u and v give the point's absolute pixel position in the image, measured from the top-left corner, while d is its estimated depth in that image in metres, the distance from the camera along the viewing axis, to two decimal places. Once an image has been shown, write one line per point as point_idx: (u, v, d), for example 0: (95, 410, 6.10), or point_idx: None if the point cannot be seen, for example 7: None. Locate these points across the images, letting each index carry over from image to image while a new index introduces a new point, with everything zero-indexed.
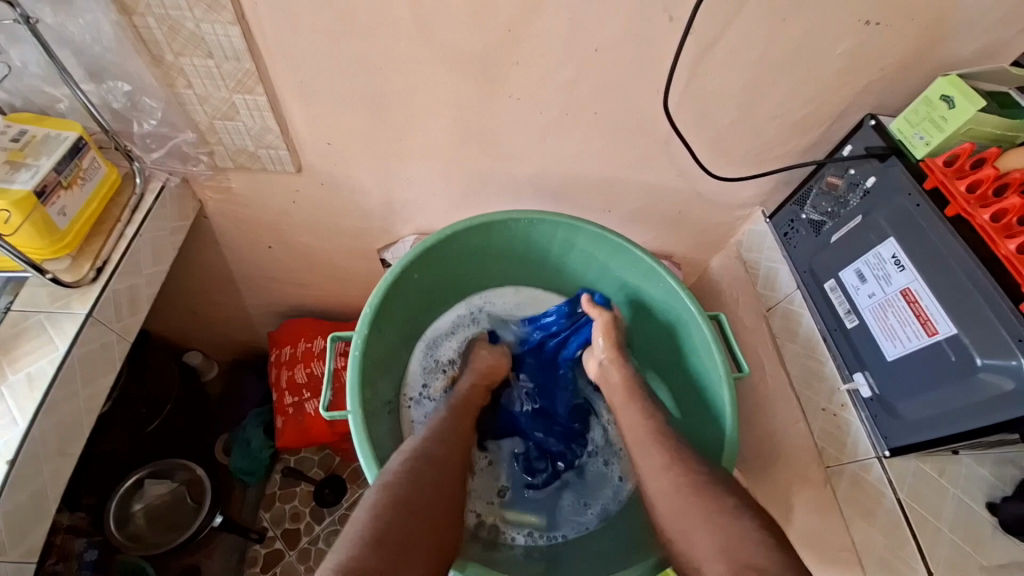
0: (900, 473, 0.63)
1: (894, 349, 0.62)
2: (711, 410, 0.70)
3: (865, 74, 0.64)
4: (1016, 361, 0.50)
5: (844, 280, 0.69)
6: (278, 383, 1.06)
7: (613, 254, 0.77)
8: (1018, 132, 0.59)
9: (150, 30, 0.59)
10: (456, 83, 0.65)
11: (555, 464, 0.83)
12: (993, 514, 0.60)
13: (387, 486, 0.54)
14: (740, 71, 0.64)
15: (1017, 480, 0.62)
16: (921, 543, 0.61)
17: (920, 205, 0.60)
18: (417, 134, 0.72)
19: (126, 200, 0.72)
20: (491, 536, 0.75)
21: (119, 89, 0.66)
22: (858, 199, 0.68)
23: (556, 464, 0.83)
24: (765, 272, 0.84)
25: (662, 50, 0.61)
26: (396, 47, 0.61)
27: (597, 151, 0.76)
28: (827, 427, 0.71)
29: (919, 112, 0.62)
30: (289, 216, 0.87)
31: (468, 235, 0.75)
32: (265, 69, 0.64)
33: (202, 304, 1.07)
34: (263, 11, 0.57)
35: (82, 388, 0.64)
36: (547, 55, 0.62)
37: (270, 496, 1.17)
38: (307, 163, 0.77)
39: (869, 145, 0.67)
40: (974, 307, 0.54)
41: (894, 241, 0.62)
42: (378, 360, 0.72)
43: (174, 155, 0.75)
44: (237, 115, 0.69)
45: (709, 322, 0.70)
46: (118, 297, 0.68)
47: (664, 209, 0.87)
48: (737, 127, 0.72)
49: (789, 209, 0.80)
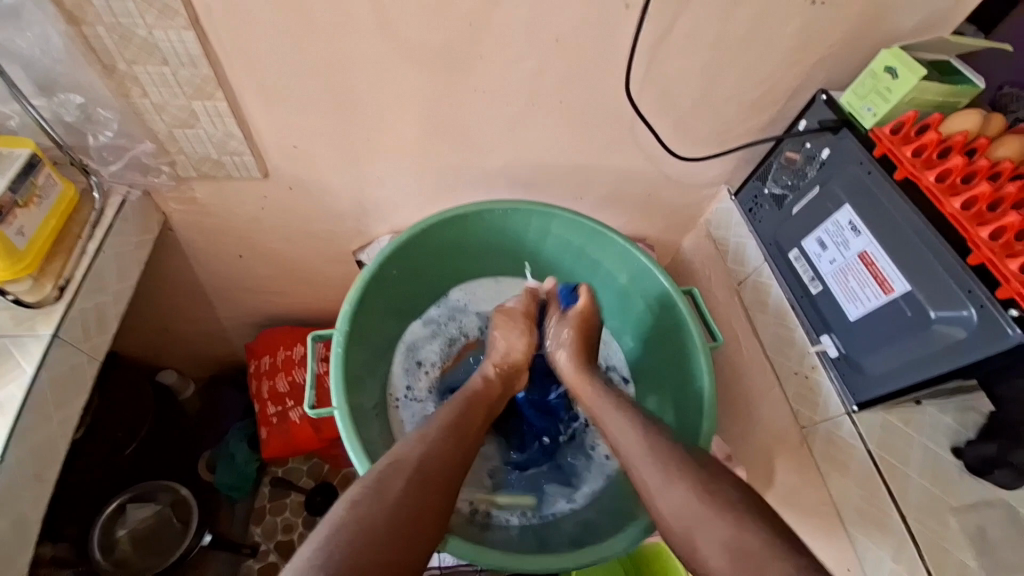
0: (869, 426, 0.66)
1: (856, 310, 0.66)
2: (690, 382, 0.72)
3: (814, 51, 0.67)
4: (966, 312, 0.53)
5: (807, 249, 0.72)
6: (259, 394, 1.04)
7: (588, 239, 0.79)
8: (959, 98, 0.62)
9: (100, 39, 0.57)
10: (421, 79, 0.65)
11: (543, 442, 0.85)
12: (959, 458, 0.64)
13: (378, 474, 0.55)
14: (698, 52, 0.66)
15: (977, 425, 0.66)
16: (893, 492, 0.64)
17: (871, 172, 0.63)
18: (385, 132, 0.72)
19: (85, 216, 0.69)
20: (486, 518, 0.75)
21: (71, 102, 0.64)
22: (815, 170, 0.71)
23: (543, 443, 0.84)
24: (734, 248, 0.87)
25: (621, 35, 0.63)
26: (357, 45, 0.61)
27: (565, 139, 0.77)
28: (801, 390, 0.74)
29: (866, 85, 0.65)
30: (259, 222, 0.85)
31: (444, 229, 0.75)
32: (224, 74, 0.63)
33: (174, 320, 1.04)
34: (218, 14, 0.56)
35: (54, 412, 0.62)
36: (509, 46, 0.63)
37: (259, 510, 1.15)
38: (273, 167, 0.76)
39: (822, 119, 0.70)
40: (926, 265, 0.57)
41: (849, 208, 0.65)
42: (362, 360, 0.72)
43: (134, 167, 0.73)
44: (197, 123, 0.68)
45: (684, 298, 0.73)
46: (84, 316, 0.66)
47: (634, 193, 0.89)
48: (699, 108, 0.74)
49: (752, 185, 0.83)
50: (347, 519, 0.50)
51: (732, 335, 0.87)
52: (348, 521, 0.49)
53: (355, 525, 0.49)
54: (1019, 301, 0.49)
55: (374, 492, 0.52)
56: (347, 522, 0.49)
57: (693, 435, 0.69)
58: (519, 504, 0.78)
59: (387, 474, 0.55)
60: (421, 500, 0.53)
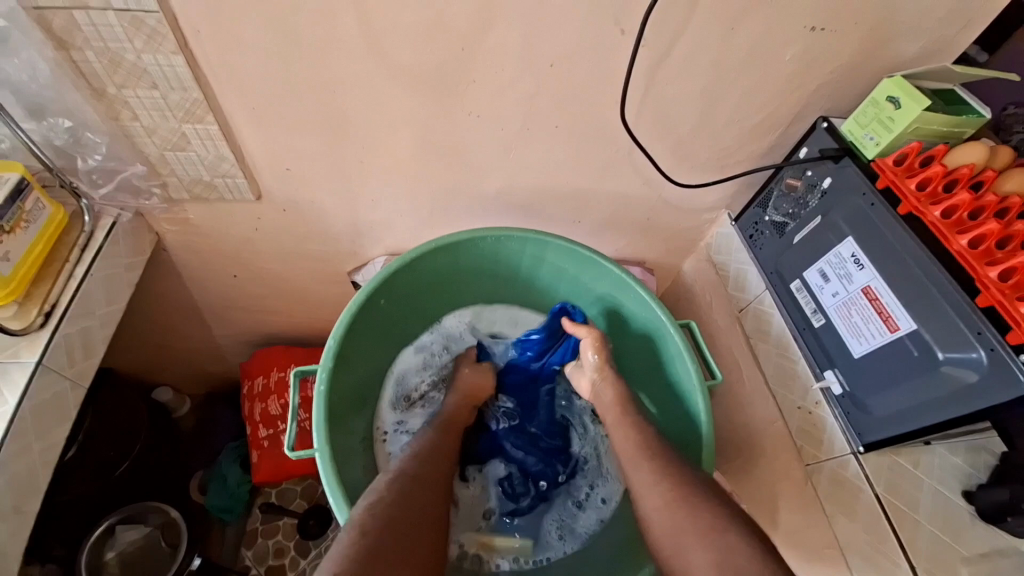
0: (876, 467, 0.64)
1: (860, 347, 0.63)
2: (688, 421, 0.70)
3: (815, 78, 0.66)
4: (976, 354, 0.51)
5: (809, 280, 0.70)
6: (250, 416, 1.02)
7: (583, 266, 0.77)
8: (965, 129, 0.60)
9: (90, 64, 0.57)
10: (413, 102, 0.65)
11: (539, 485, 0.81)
12: (971, 503, 0.61)
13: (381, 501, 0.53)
14: (695, 79, 0.65)
15: (990, 467, 0.63)
16: (901, 538, 0.61)
17: (875, 204, 0.61)
18: (378, 155, 0.71)
19: (75, 238, 0.69)
20: (476, 563, 0.73)
21: (61, 126, 0.63)
22: (817, 199, 0.69)
23: (538, 486, 0.81)
24: (735, 274, 0.85)
25: (615, 61, 0.62)
26: (347, 67, 0.60)
27: (561, 163, 0.76)
28: (804, 425, 0.71)
29: (868, 114, 0.63)
30: (252, 243, 0.85)
31: (434, 257, 0.74)
32: (214, 97, 0.62)
33: (167, 337, 1.03)
34: (207, 40, 0.56)
35: (36, 440, 0.61)
36: (502, 72, 0.62)
37: (251, 533, 1.12)
38: (265, 189, 0.75)
39: (823, 147, 0.68)
40: (933, 306, 0.54)
41: (853, 241, 0.63)
42: (346, 393, 0.70)
43: (124, 189, 0.72)
44: (188, 145, 0.67)
45: (679, 330, 0.70)
46: (70, 340, 0.65)
47: (633, 218, 0.88)
48: (697, 135, 0.73)
49: (752, 211, 0.81)
50: (356, 549, 0.47)
51: (732, 363, 0.85)
52: (358, 551, 0.47)
53: (368, 554, 0.47)
54: None
55: (380, 521, 0.50)
56: (356, 552, 0.47)
57: None
58: (512, 548, 0.75)
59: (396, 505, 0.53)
60: (425, 532, 0.53)
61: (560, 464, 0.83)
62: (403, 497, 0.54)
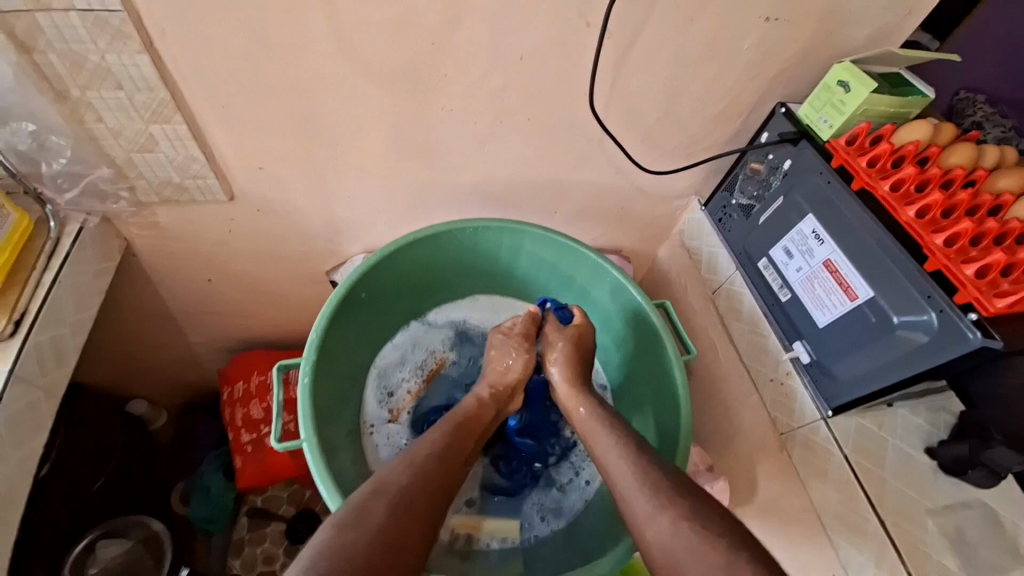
0: (843, 431, 0.67)
1: (824, 317, 0.66)
2: (667, 397, 0.72)
3: (773, 65, 0.69)
4: (927, 316, 0.54)
5: (775, 258, 0.73)
6: (232, 422, 1.01)
7: (561, 254, 0.79)
8: (910, 109, 0.64)
9: (51, 65, 0.56)
10: (385, 98, 0.65)
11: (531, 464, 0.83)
12: (933, 459, 0.64)
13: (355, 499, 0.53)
14: (661, 69, 0.67)
15: (949, 425, 0.67)
16: (870, 494, 0.64)
17: (831, 181, 0.64)
18: (353, 152, 0.72)
19: (40, 246, 0.67)
20: (468, 544, 0.74)
21: (23, 130, 0.62)
22: (778, 180, 0.73)
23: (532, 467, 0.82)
24: (707, 257, 0.88)
25: (582, 53, 0.64)
26: (318, 63, 0.60)
27: (534, 154, 0.77)
28: (777, 396, 0.75)
29: (821, 98, 0.67)
30: (227, 246, 0.83)
31: (414, 249, 0.75)
32: (183, 97, 0.61)
33: (140, 348, 1.01)
34: (174, 38, 0.55)
35: (10, 453, 0.59)
36: (472, 65, 0.63)
37: (237, 543, 1.07)
38: (238, 190, 0.74)
39: (782, 131, 0.72)
40: (887, 273, 0.58)
41: (813, 218, 0.67)
42: (331, 389, 0.70)
43: (91, 194, 0.71)
44: (156, 146, 0.66)
45: (655, 310, 0.73)
46: (40, 349, 0.63)
47: (607, 207, 0.90)
48: (666, 123, 0.75)
49: (720, 196, 0.85)
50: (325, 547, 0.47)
51: (708, 343, 0.87)
52: (326, 549, 0.47)
53: (336, 551, 0.47)
54: (977, 305, 0.50)
55: (351, 517, 0.50)
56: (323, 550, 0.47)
57: (670, 449, 0.69)
58: (502, 529, 0.76)
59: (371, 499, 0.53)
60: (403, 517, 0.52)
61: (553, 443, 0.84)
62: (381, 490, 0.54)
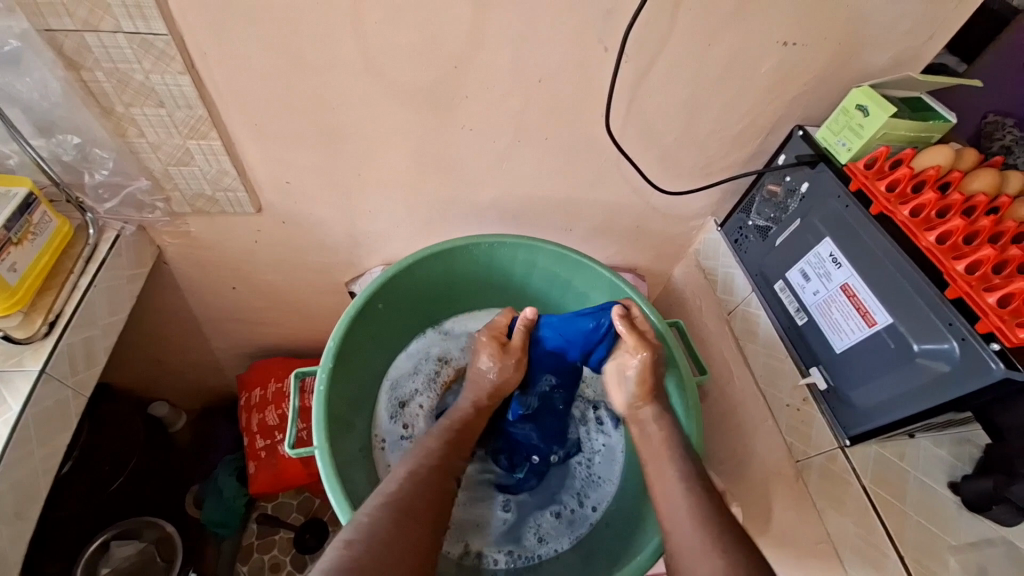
0: (862, 460, 0.66)
1: (842, 342, 0.65)
2: (678, 419, 0.72)
3: (790, 89, 0.69)
4: (948, 344, 0.53)
5: (792, 280, 0.73)
6: (247, 427, 1.03)
7: (574, 271, 0.79)
8: (931, 133, 0.64)
9: (99, 83, 0.59)
10: (408, 117, 0.67)
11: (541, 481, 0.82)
12: (956, 494, 0.63)
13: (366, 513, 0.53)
14: (677, 92, 0.69)
15: (974, 458, 0.65)
16: (889, 528, 0.62)
17: (849, 206, 0.64)
18: (375, 167, 0.74)
19: (79, 251, 0.71)
20: (476, 561, 0.75)
21: (70, 142, 0.66)
22: (796, 203, 0.72)
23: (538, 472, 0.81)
24: (723, 278, 0.87)
25: (599, 76, 0.65)
26: (345, 84, 0.63)
27: (551, 172, 0.79)
28: (793, 422, 0.73)
29: (840, 121, 0.67)
30: (251, 255, 0.87)
31: (430, 263, 0.76)
32: (218, 114, 0.65)
33: (166, 351, 1.04)
34: (212, 60, 0.59)
35: (37, 447, 0.62)
36: (492, 87, 0.65)
37: (247, 547, 1.11)
38: (265, 202, 0.77)
39: (799, 154, 0.72)
40: (907, 299, 0.57)
41: (831, 241, 0.66)
42: (344, 397, 0.71)
43: (128, 204, 0.74)
44: (191, 160, 0.69)
45: (668, 329, 0.73)
46: (73, 349, 0.67)
47: (623, 225, 0.90)
48: (682, 144, 0.76)
49: (736, 217, 0.84)
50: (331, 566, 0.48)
51: (723, 365, 0.87)
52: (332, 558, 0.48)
53: (342, 570, 0.47)
54: (999, 335, 0.49)
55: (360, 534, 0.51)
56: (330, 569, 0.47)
57: None
58: (509, 544, 0.76)
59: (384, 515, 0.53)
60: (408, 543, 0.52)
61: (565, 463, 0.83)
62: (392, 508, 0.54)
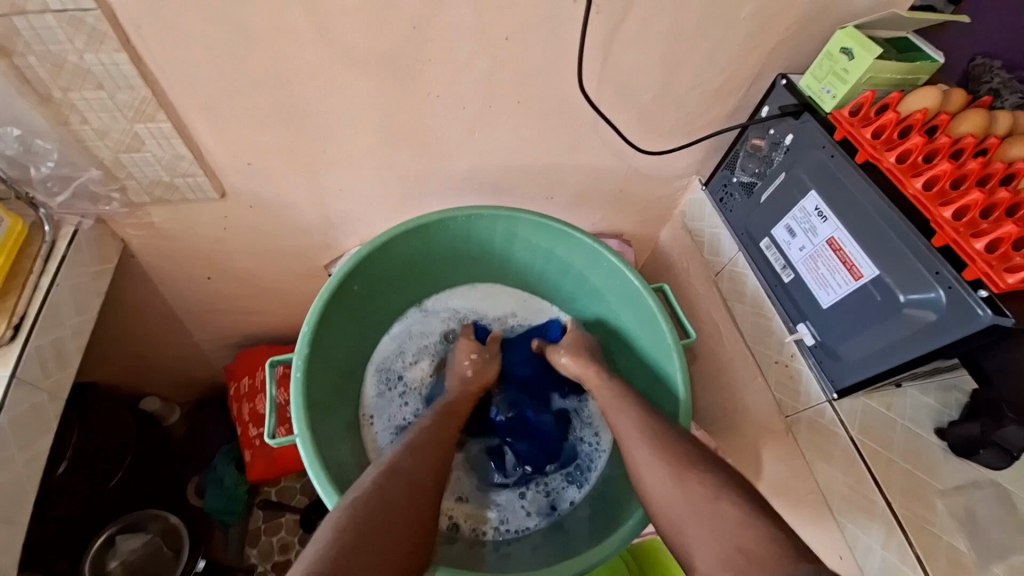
0: (850, 413, 0.66)
1: (828, 297, 0.64)
2: (665, 383, 0.72)
3: (772, 35, 0.66)
4: (934, 293, 0.52)
5: (777, 237, 0.71)
6: (238, 417, 1.02)
7: (555, 240, 0.77)
8: (918, 75, 0.61)
9: (33, 68, 0.55)
10: (370, 86, 0.64)
11: (524, 472, 0.81)
12: (942, 439, 0.63)
13: (351, 514, 0.50)
14: (654, 44, 0.65)
15: (961, 404, 0.65)
16: (876, 475, 0.63)
17: (834, 156, 0.62)
18: (342, 142, 0.70)
19: (36, 250, 0.68)
20: (467, 533, 0.75)
21: (9, 134, 0.62)
22: (781, 156, 0.70)
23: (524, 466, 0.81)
24: (710, 238, 0.86)
25: (569, 28, 0.61)
26: (298, 54, 0.59)
27: (528, 138, 0.75)
28: (782, 378, 0.73)
29: (824, 66, 0.64)
30: (222, 243, 0.83)
31: (404, 240, 0.74)
32: (163, 93, 0.60)
33: (146, 348, 1.02)
34: (149, 33, 0.54)
35: (16, 453, 0.60)
36: (457, 48, 0.61)
37: (254, 531, 1.12)
38: (229, 187, 0.74)
39: (783, 104, 0.69)
40: (894, 250, 0.56)
41: (816, 194, 0.64)
42: (325, 384, 0.70)
43: (82, 196, 0.71)
44: (143, 146, 0.66)
45: (654, 295, 0.72)
46: (42, 352, 0.65)
47: (605, 189, 0.87)
48: (662, 100, 0.73)
49: (721, 174, 0.82)
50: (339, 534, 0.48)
51: (711, 326, 0.86)
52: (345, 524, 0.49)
53: (347, 534, 0.48)
54: (986, 281, 0.48)
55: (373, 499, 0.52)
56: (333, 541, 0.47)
57: None
58: (497, 517, 0.77)
59: (368, 516, 0.50)
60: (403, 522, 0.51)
61: (554, 460, 0.81)
62: (375, 501, 0.52)
